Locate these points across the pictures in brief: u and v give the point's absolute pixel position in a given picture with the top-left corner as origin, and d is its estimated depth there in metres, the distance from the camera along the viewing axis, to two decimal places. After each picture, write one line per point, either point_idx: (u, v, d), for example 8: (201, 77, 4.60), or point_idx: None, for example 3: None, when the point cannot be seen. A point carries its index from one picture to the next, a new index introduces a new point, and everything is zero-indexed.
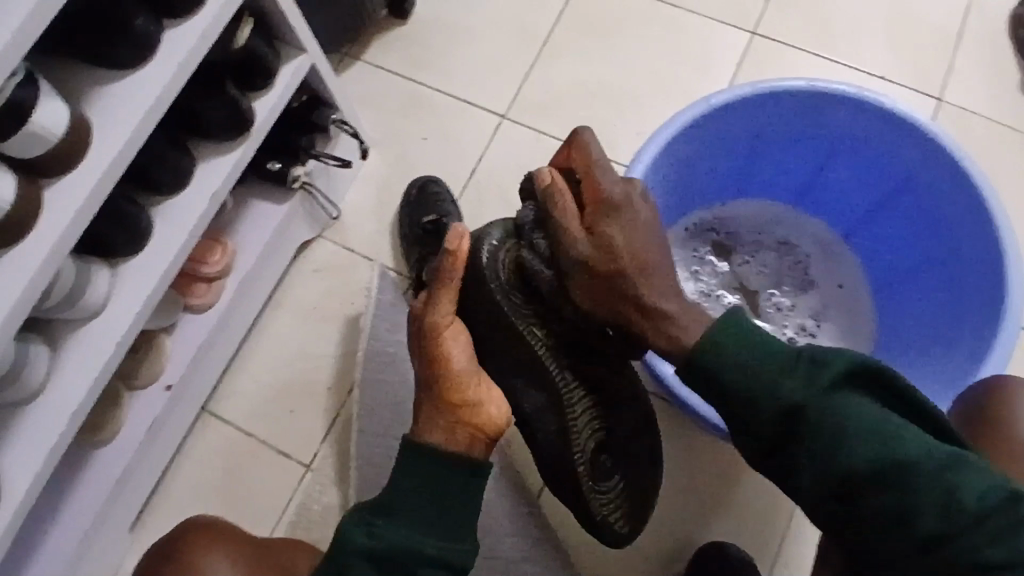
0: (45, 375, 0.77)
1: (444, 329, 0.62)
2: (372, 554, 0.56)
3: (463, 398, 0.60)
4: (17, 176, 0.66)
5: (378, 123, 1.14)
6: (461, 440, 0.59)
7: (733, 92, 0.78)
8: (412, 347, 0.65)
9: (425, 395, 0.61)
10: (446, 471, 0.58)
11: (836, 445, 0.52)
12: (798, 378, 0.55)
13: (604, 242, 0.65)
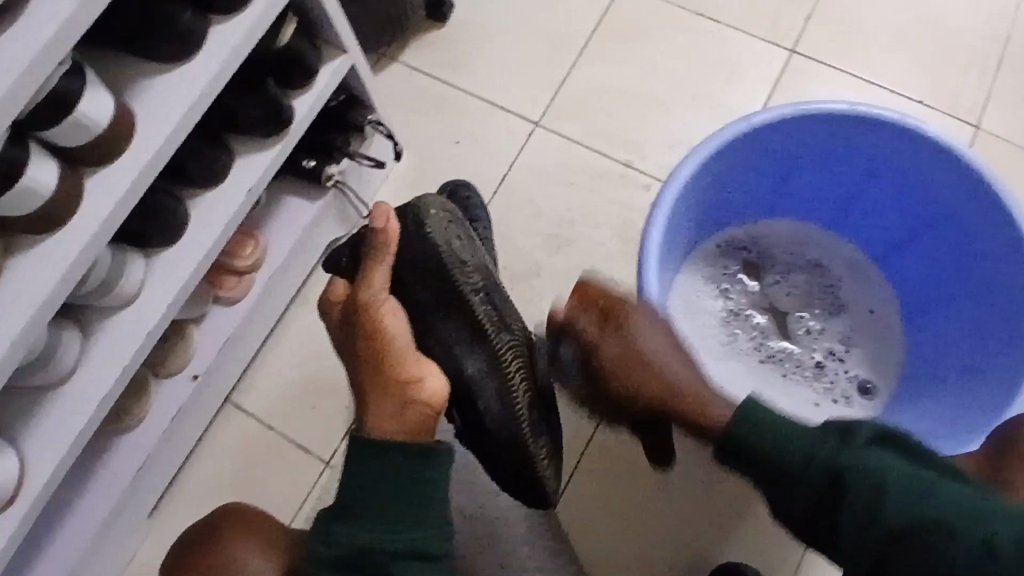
0: (76, 360, 0.78)
1: (379, 307, 0.63)
2: (339, 553, 0.61)
3: (397, 377, 0.62)
4: (59, 165, 0.67)
5: (411, 124, 1.15)
6: (399, 421, 0.62)
7: (773, 113, 0.78)
8: (339, 333, 0.65)
9: (369, 379, 0.63)
10: (397, 461, 0.61)
11: (874, 499, 0.51)
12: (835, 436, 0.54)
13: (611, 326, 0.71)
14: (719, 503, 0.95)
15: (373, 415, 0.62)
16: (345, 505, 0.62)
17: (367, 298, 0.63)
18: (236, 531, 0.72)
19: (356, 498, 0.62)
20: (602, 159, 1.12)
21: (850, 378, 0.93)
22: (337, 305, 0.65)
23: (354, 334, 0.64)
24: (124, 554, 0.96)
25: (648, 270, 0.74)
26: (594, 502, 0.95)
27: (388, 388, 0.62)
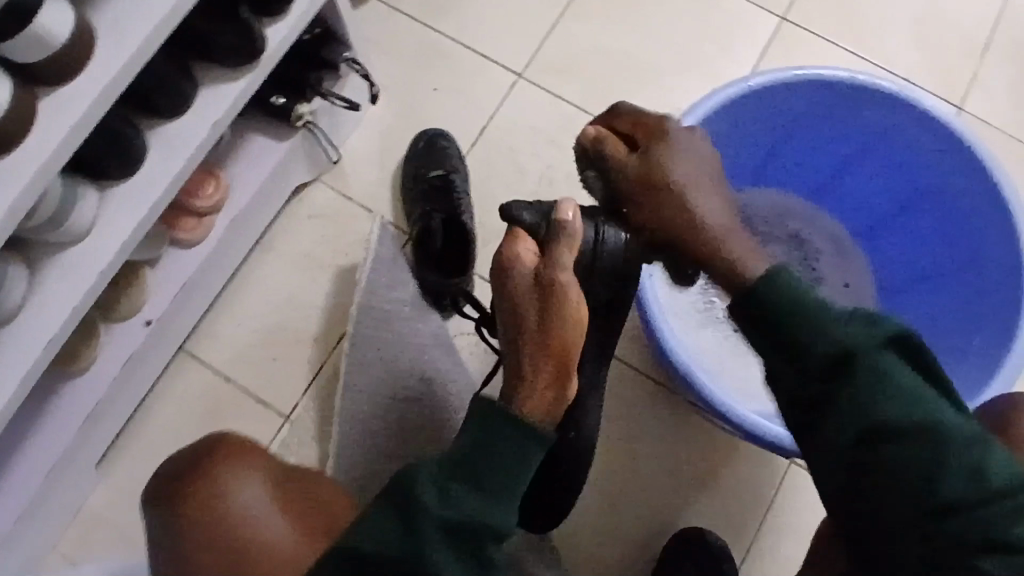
0: (23, 298, 0.72)
1: (574, 294, 0.56)
2: (442, 521, 0.52)
3: (571, 359, 0.56)
4: (10, 81, 0.60)
5: (388, 67, 1.09)
6: (547, 403, 0.56)
7: (774, 77, 0.77)
8: (513, 301, 0.56)
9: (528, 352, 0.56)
10: (505, 431, 0.55)
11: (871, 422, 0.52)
12: (857, 324, 0.54)
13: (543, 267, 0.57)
14: (684, 467, 0.97)
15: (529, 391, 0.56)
16: (468, 466, 0.55)
17: (569, 286, 0.56)
18: (244, 462, 0.68)
19: (474, 458, 0.55)
20: (586, 117, 1.09)
21: None
22: (524, 275, 0.56)
23: (532, 309, 0.56)
24: (68, 504, 0.91)
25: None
26: None
27: (551, 373, 0.56)
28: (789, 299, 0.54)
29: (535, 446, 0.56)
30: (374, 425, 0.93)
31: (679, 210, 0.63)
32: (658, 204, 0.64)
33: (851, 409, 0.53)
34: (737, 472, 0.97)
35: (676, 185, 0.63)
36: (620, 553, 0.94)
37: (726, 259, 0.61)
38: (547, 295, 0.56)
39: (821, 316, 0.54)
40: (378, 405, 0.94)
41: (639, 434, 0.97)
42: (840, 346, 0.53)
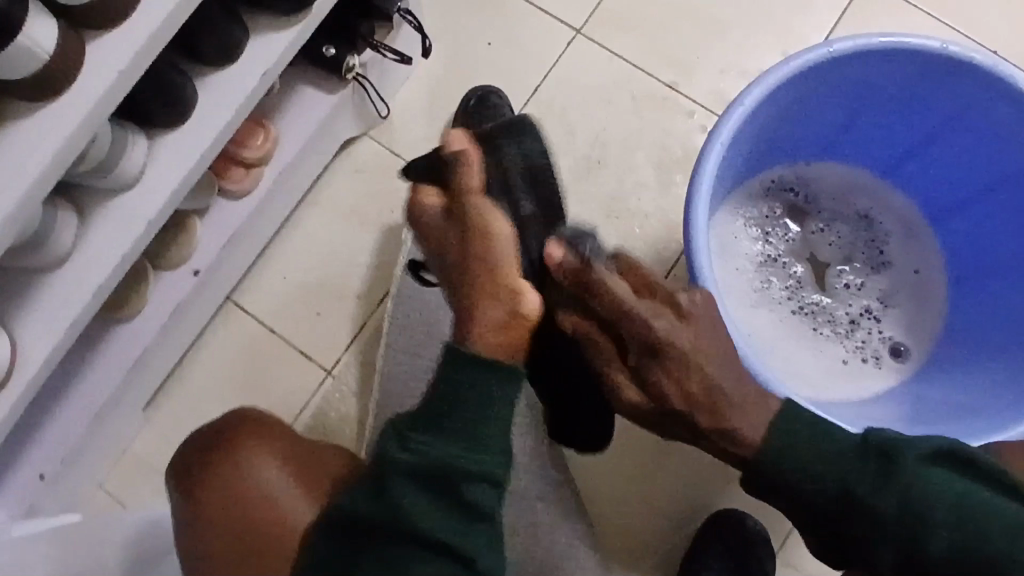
0: (72, 243, 0.73)
1: (487, 214, 0.56)
2: (408, 468, 0.50)
3: (516, 293, 0.54)
4: (55, 23, 0.59)
5: (440, 17, 1.05)
6: (501, 342, 0.54)
7: (857, 43, 0.71)
8: (440, 239, 0.57)
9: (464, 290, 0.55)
10: (476, 369, 0.51)
11: (913, 534, 0.55)
12: (867, 466, 0.56)
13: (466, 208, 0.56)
14: None
15: (475, 331, 0.53)
16: (433, 413, 0.52)
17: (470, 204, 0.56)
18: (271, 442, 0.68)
19: (445, 406, 0.52)
20: (645, 78, 1.03)
21: (882, 339, 0.90)
22: (431, 211, 0.57)
23: (450, 240, 0.56)
24: (116, 443, 0.94)
25: (695, 232, 0.68)
26: None
27: (488, 296, 0.55)
28: (789, 450, 0.57)
29: (502, 377, 0.52)
30: (414, 385, 0.93)
31: (675, 367, 0.56)
32: (672, 377, 0.57)
33: (894, 537, 0.55)
34: None
35: (686, 313, 0.58)
36: (653, 528, 0.93)
37: (713, 416, 0.57)
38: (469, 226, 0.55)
39: (819, 450, 0.57)
40: (419, 365, 0.94)
41: None
42: (862, 498, 0.55)
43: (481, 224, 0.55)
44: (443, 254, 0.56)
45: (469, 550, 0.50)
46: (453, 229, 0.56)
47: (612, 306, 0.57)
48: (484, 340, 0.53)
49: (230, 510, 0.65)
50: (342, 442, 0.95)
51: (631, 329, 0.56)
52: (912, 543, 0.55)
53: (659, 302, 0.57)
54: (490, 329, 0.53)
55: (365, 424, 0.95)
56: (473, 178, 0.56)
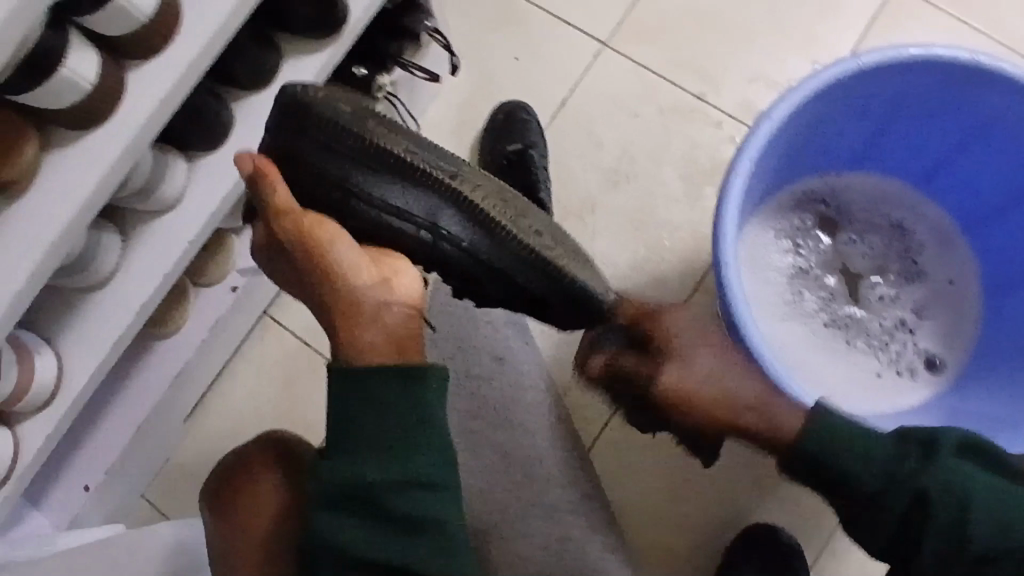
0: (114, 265, 0.76)
1: (317, 221, 0.53)
2: (327, 489, 0.53)
3: (362, 293, 0.52)
4: (99, 55, 0.62)
5: (469, 34, 1.06)
6: (389, 346, 0.52)
7: (887, 54, 0.70)
8: (284, 268, 0.54)
9: (323, 305, 0.53)
10: (376, 381, 0.51)
11: (959, 532, 0.54)
12: (913, 457, 0.55)
13: (298, 223, 0.52)
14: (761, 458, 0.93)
15: (360, 341, 0.52)
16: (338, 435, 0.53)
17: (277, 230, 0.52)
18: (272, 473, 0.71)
19: (343, 427, 0.52)
20: (672, 90, 1.03)
21: (916, 351, 0.89)
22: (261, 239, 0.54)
23: (294, 260, 0.53)
24: (158, 455, 0.96)
25: (724, 245, 0.69)
26: (632, 445, 0.94)
27: (361, 313, 0.52)
28: (829, 450, 0.55)
29: (394, 385, 0.51)
30: None
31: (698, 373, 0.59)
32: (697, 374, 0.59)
33: (939, 538, 0.54)
34: None
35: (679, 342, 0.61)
36: (684, 541, 0.93)
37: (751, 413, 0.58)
38: (291, 240, 0.52)
39: (850, 437, 0.55)
40: None
41: None
42: (910, 488, 0.54)
43: (299, 233, 0.52)
44: (297, 277, 0.53)
45: (405, 558, 0.53)
46: (295, 249, 0.52)
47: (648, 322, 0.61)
48: (382, 346, 0.52)
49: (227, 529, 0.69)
50: None
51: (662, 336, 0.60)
52: (956, 536, 0.54)
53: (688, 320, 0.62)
54: (380, 339, 0.52)
55: None
56: (285, 200, 0.53)
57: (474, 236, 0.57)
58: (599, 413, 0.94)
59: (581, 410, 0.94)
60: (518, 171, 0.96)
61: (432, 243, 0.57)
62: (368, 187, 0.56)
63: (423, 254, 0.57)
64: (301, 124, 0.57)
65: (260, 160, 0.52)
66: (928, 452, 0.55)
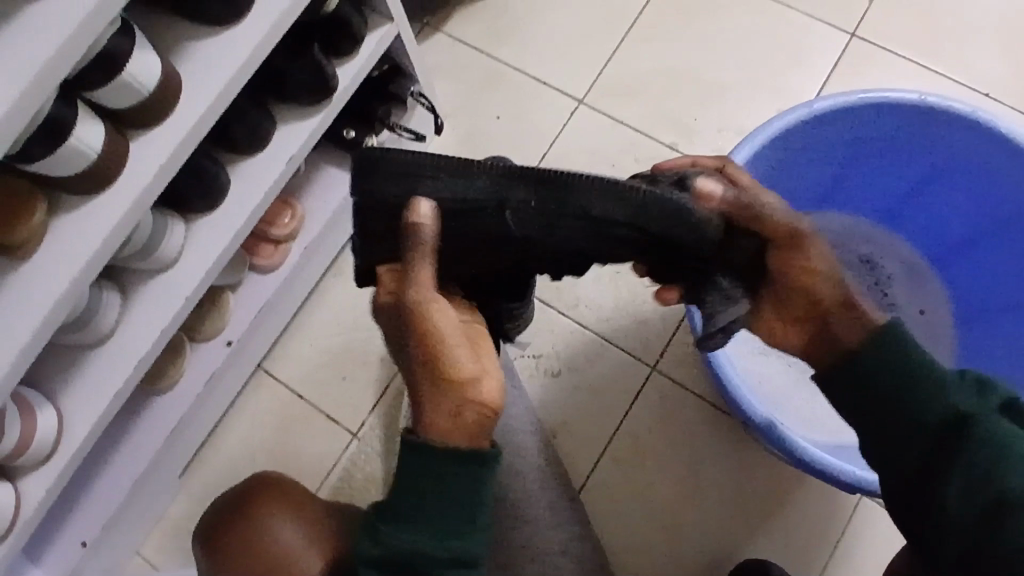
0: (114, 323, 0.79)
1: (436, 303, 0.53)
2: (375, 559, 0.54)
3: (457, 385, 0.51)
4: (103, 125, 0.67)
5: (454, 97, 1.12)
6: (466, 432, 0.52)
7: (840, 100, 0.76)
8: (392, 332, 0.55)
9: (416, 379, 0.53)
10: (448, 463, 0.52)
11: (997, 472, 0.52)
12: (967, 388, 0.55)
13: (421, 296, 0.53)
14: (749, 495, 0.94)
15: (437, 424, 0.52)
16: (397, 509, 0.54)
17: (413, 288, 0.53)
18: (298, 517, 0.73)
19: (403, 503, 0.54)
20: (648, 141, 1.09)
21: None
22: (384, 300, 0.55)
23: (405, 333, 0.53)
24: (155, 509, 0.98)
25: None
26: (619, 487, 0.95)
27: (455, 393, 0.51)
28: (880, 354, 0.57)
29: (466, 469, 0.52)
30: None
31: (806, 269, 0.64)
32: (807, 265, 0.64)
33: (968, 467, 0.53)
34: (806, 502, 0.93)
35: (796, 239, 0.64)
36: None
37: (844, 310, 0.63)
38: (411, 314, 0.52)
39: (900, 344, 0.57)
40: None
41: (704, 464, 0.95)
42: (951, 408, 0.55)
43: (422, 314, 0.52)
44: (399, 343, 0.54)
45: None
46: (410, 323, 0.52)
47: (739, 207, 0.62)
48: (453, 424, 0.52)
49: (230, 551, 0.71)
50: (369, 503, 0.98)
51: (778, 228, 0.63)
52: (987, 478, 0.52)
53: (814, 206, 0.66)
54: (457, 429, 0.52)
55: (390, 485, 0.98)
56: (425, 271, 0.55)
57: (542, 216, 0.58)
58: (586, 457, 0.96)
59: (571, 452, 0.97)
60: None
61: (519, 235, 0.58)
62: (448, 215, 0.58)
63: (512, 240, 0.59)
64: (376, 192, 0.59)
65: (422, 210, 0.57)
66: (983, 392, 0.55)
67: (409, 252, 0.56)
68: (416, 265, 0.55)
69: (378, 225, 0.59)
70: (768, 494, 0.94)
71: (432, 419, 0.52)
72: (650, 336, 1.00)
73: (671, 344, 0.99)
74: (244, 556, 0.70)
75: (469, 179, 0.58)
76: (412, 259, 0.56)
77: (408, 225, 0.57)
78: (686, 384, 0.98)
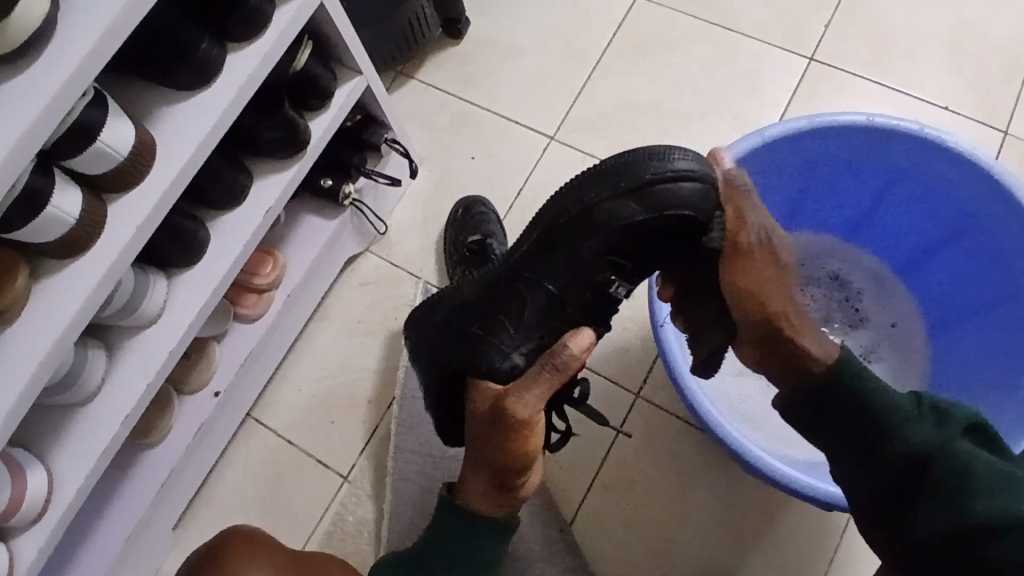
0: (100, 380, 0.81)
1: (535, 429, 0.63)
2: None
3: (515, 483, 0.65)
4: (81, 192, 0.69)
5: (428, 140, 1.16)
6: (498, 505, 0.67)
7: (789, 126, 0.78)
8: (484, 424, 0.63)
9: (484, 468, 0.65)
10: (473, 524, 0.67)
11: (960, 497, 0.54)
12: (927, 424, 0.57)
13: (526, 422, 0.62)
14: (739, 518, 0.94)
15: (488, 499, 0.66)
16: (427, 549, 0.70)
17: (518, 413, 0.61)
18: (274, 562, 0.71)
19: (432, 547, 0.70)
20: None
21: None
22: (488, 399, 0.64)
23: (495, 440, 0.63)
24: (150, 564, 0.98)
25: (657, 300, 0.76)
26: (610, 519, 0.95)
27: (510, 487, 0.65)
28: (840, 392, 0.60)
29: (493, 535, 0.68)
30: (426, 482, 0.98)
31: (757, 280, 0.63)
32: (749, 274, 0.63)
33: (941, 495, 0.55)
34: (796, 523, 0.93)
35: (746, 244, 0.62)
36: None
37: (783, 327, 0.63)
38: (510, 432, 0.62)
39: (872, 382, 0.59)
40: (429, 464, 0.99)
41: (691, 489, 0.96)
42: (917, 445, 0.57)
43: (522, 435, 0.62)
44: (482, 436, 0.64)
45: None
46: (504, 436, 0.62)
47: (728, 184, 0.62)
48: (497, 501, 0.66)
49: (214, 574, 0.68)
50: (361, 547, 0.98)
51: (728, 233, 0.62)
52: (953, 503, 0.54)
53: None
54: (503, 504, 0.67)
55: (381, 527, 0.98)
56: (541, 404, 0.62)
57: (545, 256, 0.64)
58: (575, 488, 0.96)
59: (560, 485, 0.97)
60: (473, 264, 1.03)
61: (551, 290, 0.65)
62: (479, 310, 0.66)
63: (536, 269, 0.64)
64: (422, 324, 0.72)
65: (579, 346, 0.62)
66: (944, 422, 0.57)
67: (542, 372, 0.62)
68: (538, 390, 0.62)
69: (440, 357, 0.69)
70: (758, 516, 0.94)
71: (485, 493, 0.66)
72: (632, 364, 1.01)
73: (653, 369, 1.00)
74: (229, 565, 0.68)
75: (478, 280, 0.68)
76: (534, 384, 0.62)
77: (561, 348, 0.62)
78: (669, 409, 0.99)
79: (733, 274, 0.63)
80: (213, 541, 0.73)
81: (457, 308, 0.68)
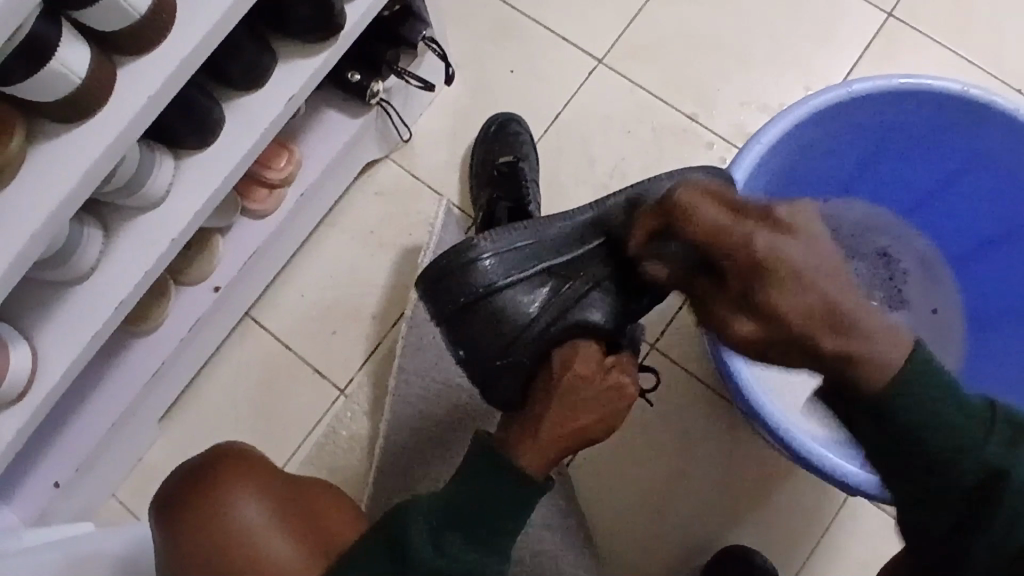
0: (96, 259, 0.75)
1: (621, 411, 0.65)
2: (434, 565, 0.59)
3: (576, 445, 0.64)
4: (89, 49, 0.61)
5: (466, 45, 1.06)
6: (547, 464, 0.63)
7: (877, 84, 0.73)
8: (590, 380, 0.64)
9: (569, 421, 0.63)
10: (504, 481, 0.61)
11: None
12: None
13: (621, 399, 0.65)
14: (738, 481, 0.93)
15: (553, 456, 0.63)
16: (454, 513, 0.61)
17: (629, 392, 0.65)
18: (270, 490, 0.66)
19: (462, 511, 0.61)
20: (665, 109, 1.04)
21: None
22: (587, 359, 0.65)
23: (601, 402, 0.64)
24: (132, 452, 0.95)
25: None
26: (608, 466, 0.94)
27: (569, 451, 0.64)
28: None
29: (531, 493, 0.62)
30: (426, 408, 0.95)
31: (795, 288, 0.45)
32: (762, 326, 0.47)
33: None
34: (791, 498, 0.93)
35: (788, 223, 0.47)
36: (658, 563, 0.92)
37: (837, 337, 0.45)
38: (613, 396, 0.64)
39: None
40: (431, 390, 0.95)
41: (696, 449, 0.94)
42: None
43: (618, 405, 0.65)
44: (580, 392, 0.64)
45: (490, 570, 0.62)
46: (607, 400, 0.64)
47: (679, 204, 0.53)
48: (550, 459, 0.62)
49: (205, 512, 0.64)
50: (351, 463, 0.96)
51: (695, 233, 0.50)
52: None
53: (717, 216, 0.50)
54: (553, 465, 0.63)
55: (375, 446, 0.96)
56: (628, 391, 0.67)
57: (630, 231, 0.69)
58: None
59: None
60: (502, 185, 0.96)
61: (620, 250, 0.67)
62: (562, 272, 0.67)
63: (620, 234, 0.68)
64: (451, 298, 0.66)
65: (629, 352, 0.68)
66: None
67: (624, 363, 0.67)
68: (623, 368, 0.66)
69: (517, 323, 0.66)
70: (756, 484, 0.93)
71: (553, 446, 0.62)
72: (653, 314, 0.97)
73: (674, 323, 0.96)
74: (210, 515, 0.64)
75: (514, 252, 0.66)
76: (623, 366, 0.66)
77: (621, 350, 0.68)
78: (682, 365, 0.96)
79: (719, 297, 0.50)
80: (205, 452, 0.69)
81: (530, 274, 0.66)
